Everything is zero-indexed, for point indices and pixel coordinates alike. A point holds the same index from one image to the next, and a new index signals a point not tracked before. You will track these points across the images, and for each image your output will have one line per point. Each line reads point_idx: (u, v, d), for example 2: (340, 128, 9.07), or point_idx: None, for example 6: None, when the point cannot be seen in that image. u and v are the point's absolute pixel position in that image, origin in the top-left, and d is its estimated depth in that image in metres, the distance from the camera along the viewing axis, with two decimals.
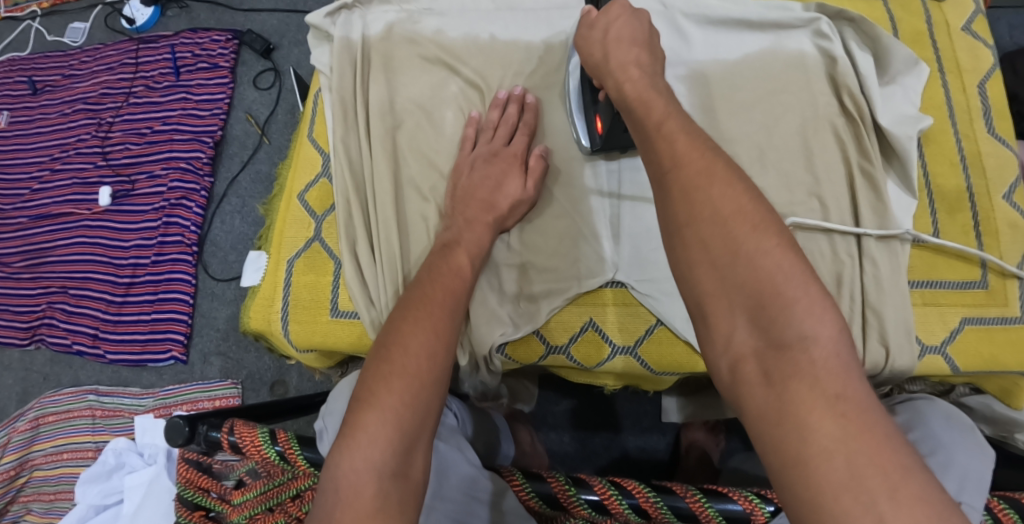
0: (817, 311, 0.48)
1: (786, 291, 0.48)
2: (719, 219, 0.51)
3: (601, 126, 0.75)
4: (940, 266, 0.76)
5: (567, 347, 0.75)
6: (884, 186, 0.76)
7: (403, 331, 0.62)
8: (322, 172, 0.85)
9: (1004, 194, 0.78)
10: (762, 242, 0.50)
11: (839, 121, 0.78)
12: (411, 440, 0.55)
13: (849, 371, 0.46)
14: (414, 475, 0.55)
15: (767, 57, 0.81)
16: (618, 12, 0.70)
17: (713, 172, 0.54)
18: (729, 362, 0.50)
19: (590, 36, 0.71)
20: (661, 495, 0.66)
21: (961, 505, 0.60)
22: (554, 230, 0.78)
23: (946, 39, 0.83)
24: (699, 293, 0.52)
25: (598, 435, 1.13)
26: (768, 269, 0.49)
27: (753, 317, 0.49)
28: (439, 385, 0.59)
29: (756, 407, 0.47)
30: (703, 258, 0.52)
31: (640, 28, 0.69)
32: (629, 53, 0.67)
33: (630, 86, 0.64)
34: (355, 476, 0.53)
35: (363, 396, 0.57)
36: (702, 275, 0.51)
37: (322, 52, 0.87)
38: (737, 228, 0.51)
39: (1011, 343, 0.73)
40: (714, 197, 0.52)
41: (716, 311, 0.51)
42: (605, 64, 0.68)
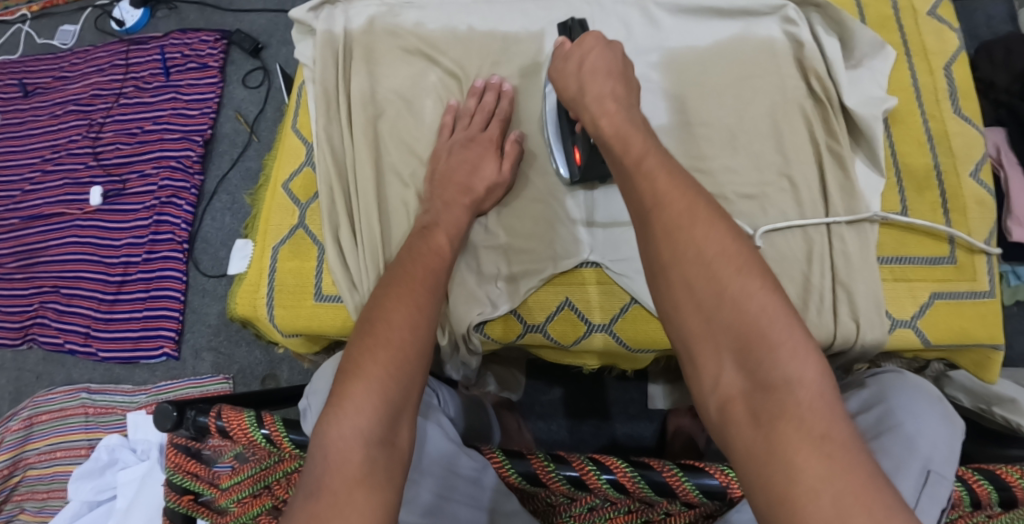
0: (801, 354, 0.49)
1: (771, 333, 0.50)
2: (704, 265, 0.52)
3: (579, 157, 0.76)
4: (909, 243, 0.77)
5: (544, 325, 0.77)
6: (852, 164, 0.78)
7: (385, 307, 0.63)
8: (306, 160, 0.87)
9: (971, 172, 0.79)
10: (743, 277, 0.52)
11: (808, 103, 0.80)
12: (396, 408, 0.57)
13: (833, 411, 0.48)
14: (400, 443, 0.56)
15: (736, 43, 0.83)
16: (592, 43, 0.74)
17: (695, 210, 0.55)
18: (718, 402, 0.51)
19: (564, 69, 0.75)
20: (638, 470, 0.67)
21: (931, 473, 0.61)
22: (529, 213, 0.79)
23: (913, 24, 0.85)
24: (684, 332, 0.53)
25: (587, 422, 1.14)
26: (754, 314, 0.50)
27: (740, 357, 0.50)
28: (422, 356, 0.61)
29: (744, 446, 0.48)
30: (688, 300, 0.53)
31: (613, 60, 0.73)
32: (605, 86, 0.70)
33: (606, 121, 0.67)
34: (343, 442, 0.54)
35: (349, 367, 0.58)
36: (685, 316, 0.53)
37: (305, 46, 0.89)
38: (720, 270, 0.52)
39: (981, 318, 0.75)
40: (698, 240, 0.54)
41: (702, 351, 0.52)
42: (581, 98, 0.71)
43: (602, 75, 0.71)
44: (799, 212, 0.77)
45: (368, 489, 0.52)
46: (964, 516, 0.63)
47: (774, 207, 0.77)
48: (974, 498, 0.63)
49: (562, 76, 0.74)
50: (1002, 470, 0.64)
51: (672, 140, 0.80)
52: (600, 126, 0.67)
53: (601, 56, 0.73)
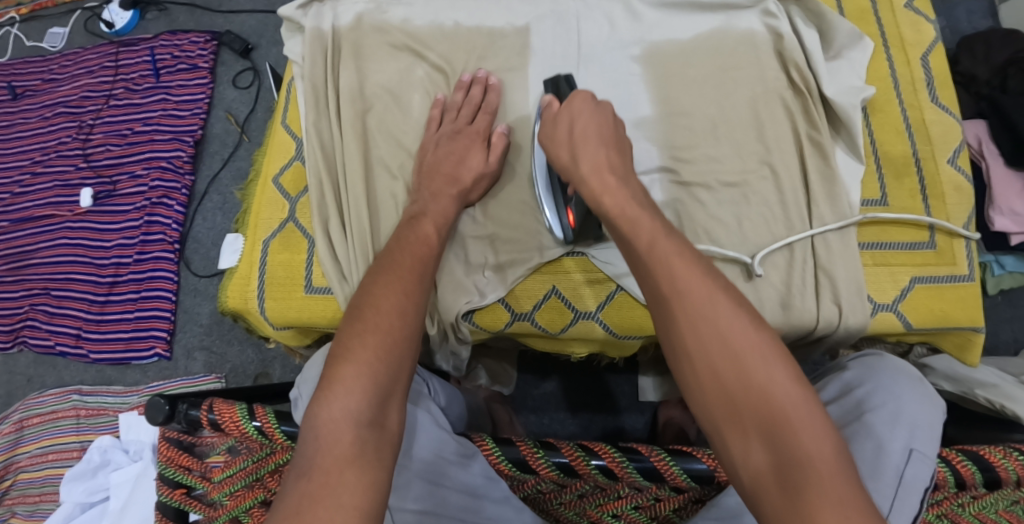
0: (820, 432, 0.51)
1: (792, 413, 0.51)
2: (729, 350, 0.54)
3: (572, 220, 0.75)
4: (890, 230, 0.79)
5: (531, 313, 0.78)
6: (832, 153, 0.79)
7: (375, 294, 0.64)
8: (296, 156, 0.88)
9: (949, 159, 0.81)
10: (768, 363, 0.53)
11: (788, 94, 0.81)
12: (386, 391, 0.58)
13: (853, 482, 0.49)
14: (390, 425, 0.57)
15: (717, 36, 0.84)
16: (580, 106, 0.73)
17: (716, 294, 0.56)
18: (746, 478, 0.52)
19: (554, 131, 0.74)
20: (627, 455, 0.68)
21: (913, 452, 0.62)
22: (516, 203, 0.80)
23: (890, 15, 0.87)
24: (710, 414, 0.54)
25: (579, 416, 1.15)
26: (778, 398, 0.52)
27: (766, 439, 0.51)
28: (411, 341, 0.62)
29: (772, 515, 0.50)
30: (714, 382, 0.54)
31: (604, 122, 0.72)
32: (598, 155, 0.69)
33: (608, 198, 0.66)
34: (333, 424, 0.56)
35: (338, 352, 0.60)
36: (711, 400, 0.54)
37: (294, 43, 0.91)
38: (745, 357, 0.54)
39: (960, 301, 0.77)
40: (722, 328, 0.55)
41: (730, 431, 0.53)
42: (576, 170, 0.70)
43: (594, 142, 0.70)
44: (780, 200, 0.78)
45: (359, 468, 0.54)
46: (948, 497, 0.65)
47: (756, 195, 0.78)
48: (959, 480, 0.64)
49: (553, 143, 0.73)
50: (986, 451, 0.64)
51: (655, 132, 0.82)
52: (602, 204, 0.66)
53: (589, 121, 0.72)
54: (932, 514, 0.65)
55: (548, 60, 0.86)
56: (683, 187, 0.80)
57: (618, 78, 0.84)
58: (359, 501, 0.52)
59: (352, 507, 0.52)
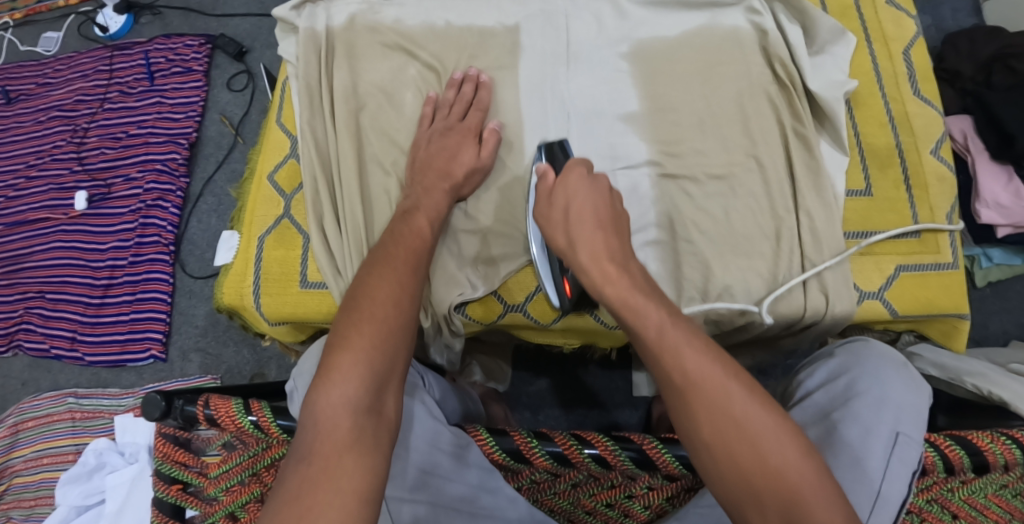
0: (838, 508, 0.51)
1: (807, 490, 0.52)
2: (745, 435, 0.54)
3: (568, 290, 0.75)
4: (875, 218, 0.80)
5: (523, 305, 0.80)
6: (817, 146, 0.81)
7: (370, 284, 0.65)
8: (290, 153, 0.89)
9: (931, 150, 0.83)
10: (782, 445, 0.53)
11: (773, 89, 0.83)
12: (382, 378, 0.60)
13: None
14: (387, 412, 0.59)
15: (702, 33, 0.86)
16: (575, 182, 0.71)
17: (727, 379, 0.56)
18: None
19: (549, 211, 0.72)
20: (619, 443, 0.69)
21: (899, 436, 0.63)
22: (507, 197, 0.82)
23: (872, 11, 0.89)
24: (730, 498, 0.54)
25: (574, 411, 1.16)
26: (793, 476, 0.52)
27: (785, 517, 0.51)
28: (406, 330, 0.63)
29: None
30: (730, 463, 0.54)
31: (600, 200, 0.70)
32: (596, 241, 0.66)
33: (610, 288, 0.63)
34: (332, 410, 0.57)
35: (336, 341, 0.61)
36: (729, 484, 0.53)
37: (289, 43, 0.92)
38: (762, 442, 0.54)
39: (945, 288, 0.79)
40: (737, 414, 0.55)
41: (748, 510, 0.53)
42: (572, 254, 0.67)
43: (590, 224, 0.68)
44: (766, 191, 0.80)
45: (357, 452, 0.55)
46: (938, 482, 0.65)
47: (742, 187, 0.80)
48: (947, 464, 0.64)
49: (549, 224, 0.71)
50: (974, 436, 0.65)
51: (643, 127, 0.83)
52: (604, 295, 0.63)
53: (587, 199, 0.70)
54: (922, 500, 0.65)
55: (539, 57, 0.87)
56: (671, 179, 0.81)
57: (606, 75, 0.86)
58: (358, 485, 0.54)
59: (351, 490, 0.53)
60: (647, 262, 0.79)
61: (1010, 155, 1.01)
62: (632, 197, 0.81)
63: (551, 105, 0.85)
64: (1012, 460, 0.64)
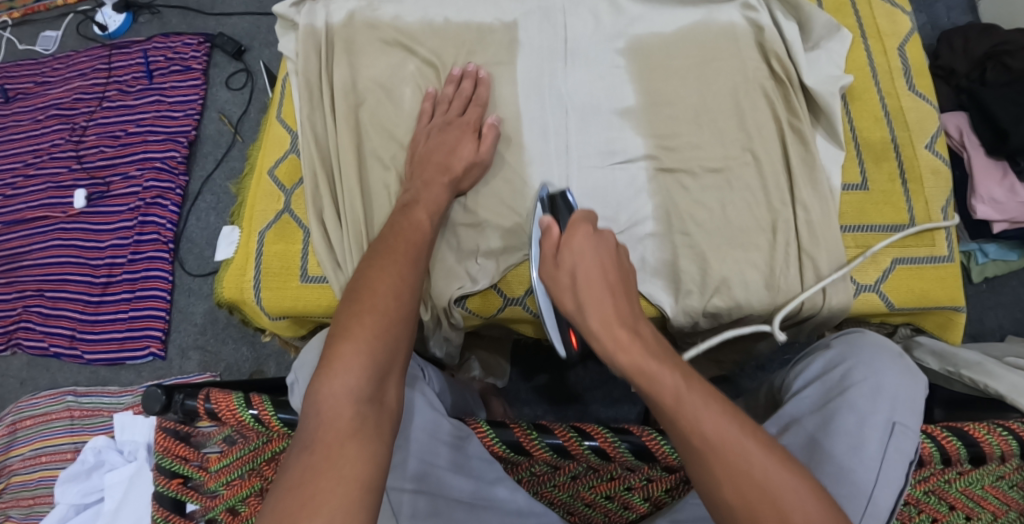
0: None
1: None
2: (768, 497, 0.52)
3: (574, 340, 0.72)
4: (869, 211, 0.81)
5: (523, 298, 0.80)
6: (812, 140, 0.82)
7: (370, 276, 0.66)
8: (290, 148, 0.89)
9: (926, 145, 0.84)
10: (800, 502, 0.52)
11: (769, 84, 0.84)
12: (384, 369, 0.60)
13: None
14: (388, 401, 0.59)
15: (698, 28, 0.87)
16: (581, 242, 0.66)
17: (748, 442, 0.54)
18: None
19: (556, 275, 0.66)
20: (618, 434, 0.69)
21: (895, 425, 0.64)
22: (506, 191, 0.82)
23: (867, 7, 0.90)
24: None
25: (571, 408, 1.17)
26: None
27: None
28: (407, 322, 0.64)
29: None
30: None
31: (608, 263, 0.65)
32: (606, 310, 0.61)
33: (624, 357, 0.58)
34: (334, 400, 0.57)
35: (337, 332, 0.61)
36: None
37: (288, 39, 0.93)
38: (784, 503, 0.52)
39: (940, 281, 0.79)
40: (758, 476, 0.53)
41: None
42: (583, 322, 0.62)
43: (600, 288, 0.62)
44: (762, 185, 0.80)
45: (359, 441, 0.56)
46: (934, 474, 0.65)
47: (739, 180, 0.81)
48: (943, 455, 0.64)
49: (555, 288, 0.65)
50: (971, 428, 0.65)
51: (640, 121, 0.84)
52: (618, 363, 0.59)
53: (593, 263, 0.64)
54: (919, 491, 0.66)
55: (537, 54, 0.88)
56: (668, 173, 0.82)
57: (602, 71, 0.86)
58: (359, 473, 0.54)
59: (354, 478, 0.54)
60: (645, 254, 0.80)
61: (1005, 151, 1.02)
62: (630, 191, 0.82)
63: (549, 100, 0.86)
64: (1009, 451, 0.64)
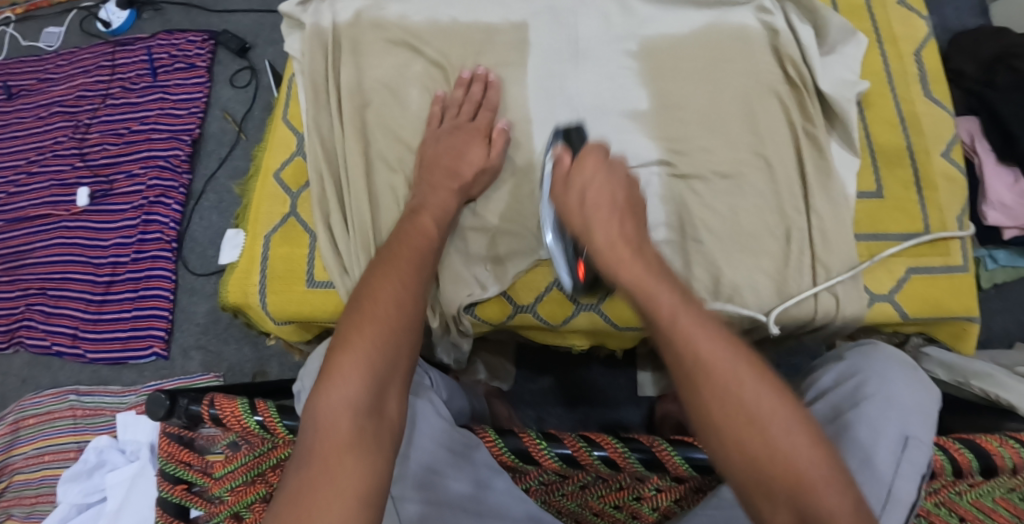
0: (843, 494, 0.49)
1: (814, 476, 0.50)
2: (753, 422, 0.52)
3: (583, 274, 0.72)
4: (884, 219, 0.80)
5: (533, 305, 0.79)
6: (827, 146, 0.80)
7: (373, 284, 0.65)
8: (297, 150, 0.88)
9: (942, 152, 0.82)
10: (794, 439, 0.52)
11: (783, 88, 0.82)
12: (384, 380, 0.59)
13: None
14: (388, 413, 0.58)
15: (712, 31, 0.85)
16: (592, 167, 0.70)
17: (740, 369, 0.54)
18: None
19: (565, 196, 0.70)
20: (628, 444, 0.68)
21: (909, 439, 0.63)
22: (516, 196, 0.81)
23: (883, 11, 0.88)
24: (739, 489, 0.52)
25: (577, 409, 1.16)
26: (802, 467, 0.50)
27: (794, 510, 0.49)
28: (409, 331, 0.63)
29: None
30: (742, 459, 0.52)
31: (615, 186, 0.69)
32: (612, 223, 0.65)
33: (624, 272, 0.61)
34: (333, 412, 0.56)
35: (338, 343, 0.60)
36: (738, 472, 0.52)
37: (294, 39, 0.92)
38: (772, 431, 0.52)
39: (954, 290, 0.78)
40: (748, 403, 0.53)
41: (759, 507, 0.51)
42: (587, 234, 0.67)
43: (606, 208, 0.67)
44: (774, 191, 0.79)
45: (358, 455, 0.55)
46: (946, 485, 0.64)
47: (751, 186, 0.79)
48: (955, 467, 0.63)
49: (565, 209, 0.69)
50: (982, 440, 0.64)
51: (651, 125, 0.83)
52: None
53: (603, 184, 0.68)
54: (930, 503, 0.65)
55: (547, 56, 0.86)
56: (680, 179, 0.81)
57: (613, 74, 0.85)
58: (359, 487, 0.53)
59: (353, 493, 0.53)
60: None
61: (1016, 156, 1.01)
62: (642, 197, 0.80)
63: (560, 103, 0.84)
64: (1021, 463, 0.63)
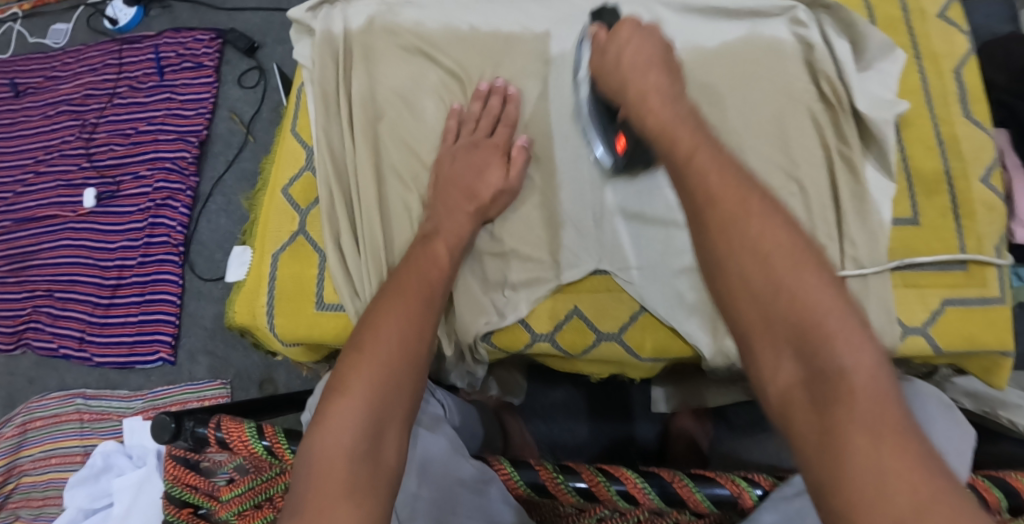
0: (857, 343, 0.47)
1: (826, 322, 0.48)
2: (761, 260, 0.51)
3: (621, 146, 0.74)
4: (920, 248, 0.76)
5: (552, 334, 0.76)
6: (862, 169, 0.77)
7: (376, 322, 0.63)
8: (306, 164, 0.85)
9: (982, 177, 0.78)
10: (820, 292, 0.49)
11: (817, 107, 0.79)
12: (383, 422, 0.56)
13: (889, 396, 0.44)
14: (385, 457, 0.55)
15: (744, 44, 0.81)
16: (627, 35, 0.72)
17: (750, 204, 0.53)
18: (777, 397, 0.49)
19: (602, 62, 0.73)
20: (648, 479, 0.65)
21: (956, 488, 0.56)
22: (534, 220, 0.78)
23: (922, 25, 0.84)
24: (744, 330, 0.51)
25: (589, 423, 1.14)
26: (810, 303, 0.48)
27: (798, 350, 0.48)
28: (411, 372, 0.60)
29: (798, 428, 0.46)
30: (747, 293, 0.51)
31: (653, 50, 0.70)
32: (648, 79, 0.67)
33: (651, 118, 0.63)
34: (326, 458, 0.54)
35: (334, 385, 0.58)
36: (744, 309, 0.51)
37: (303, 46, 0.88)
38: (779, 266, 0.50)
39: (992, 323, 0.74)
40: (757, 239, 0.51)
41: (762, 346, 0.50)
42: (623, 92, 0.69)
43: (643, 67, 0.68)
44: (806, 216, 0.76)
45: (352, 503, 0.51)
46: None
47: None
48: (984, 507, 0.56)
49: (603, 73, 0.72)
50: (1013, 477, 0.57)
51: None
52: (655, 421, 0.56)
53: (638, 49, 0.70)
54: None
55: (568, 67, 0.82)
56: None
57: None
58: None
59: None
60: (682, 291, 0.73)
61: None
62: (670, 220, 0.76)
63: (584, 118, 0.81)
64: None
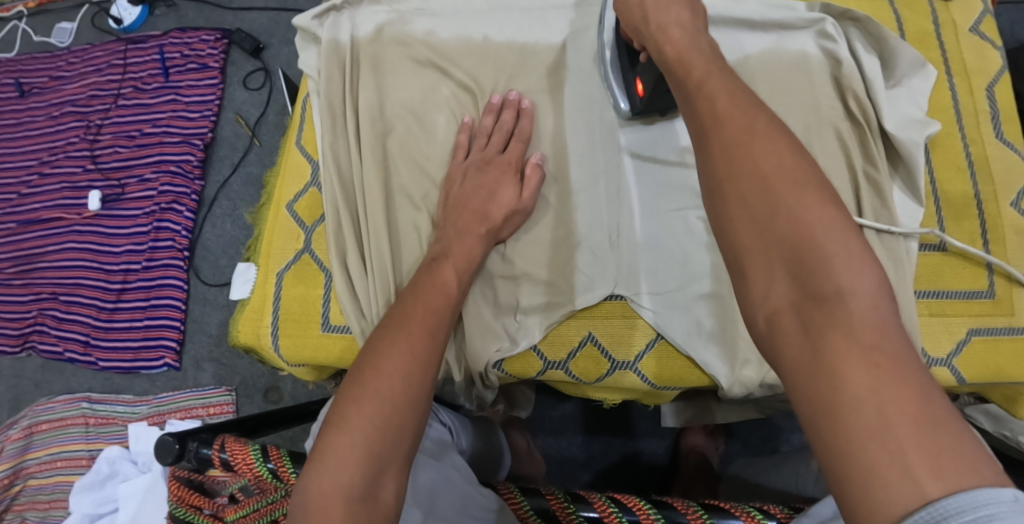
0: (857, 265, 0.45)
1: (824, 242, 0.45)
2: (759, 178, 0.49)
3: (642, 89, 0.73)
4: (947, 275, 0.74)
5: (566, 362, 0.74)
6: (890, 191, 0.74)
7: (379, 352, 0.60)
8: (311, 181, 0.83)
9: (1012, 202, 0.75)
10: (824, 217, 0.47)
11: (844, 124, 0.75)
12: (383, 461, 0.54)
13: (887, 323, 0.43)
14: (384, 497, 0.53)
15: (768, 57, 0.78)
16: None
17: (756, 128, 0.51)
18: (766, 315, 0.47)
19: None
20: (660, 509, 0.60)
21: None
22: (546, 240, 0.76)
23: (953, 39, 0.81)
24: (738, 254, 0.49)
25: (599, 438, 1.10)
26: (809, 222, 0.46)
27: (792, 271, 0.46)
28: (413, 408, 0.58)
29: (790, 356, 0.44)
30: (743, 215, 0.49)
31: None
32: (671, 13, 0.63)
33: (669, 46, 0.61)
34: (324, 499, 0.51)
35: (333, 419, 0.56)
36: (740, 230, 0.49)
37: (309, 54, 0.85)
38: (777, 181, 0.48)
39: (1020, 355, 0.71)
40: (757, 161, 0.50)
41: (754, 266, 0.48)
42: (645, 28, 0.65)
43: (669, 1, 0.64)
44: None
45: None
46: None
47: None
48: None
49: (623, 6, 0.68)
50: None
51: None
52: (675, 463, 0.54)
53: None
54: None
55: (583, 79, 0.80)
56: None
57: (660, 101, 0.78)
58: None
59: None
60: (701, 318, 0.72)
61: None
62: (690, 244, 0.74)
63: (600, 134, 0.79)
64: None
